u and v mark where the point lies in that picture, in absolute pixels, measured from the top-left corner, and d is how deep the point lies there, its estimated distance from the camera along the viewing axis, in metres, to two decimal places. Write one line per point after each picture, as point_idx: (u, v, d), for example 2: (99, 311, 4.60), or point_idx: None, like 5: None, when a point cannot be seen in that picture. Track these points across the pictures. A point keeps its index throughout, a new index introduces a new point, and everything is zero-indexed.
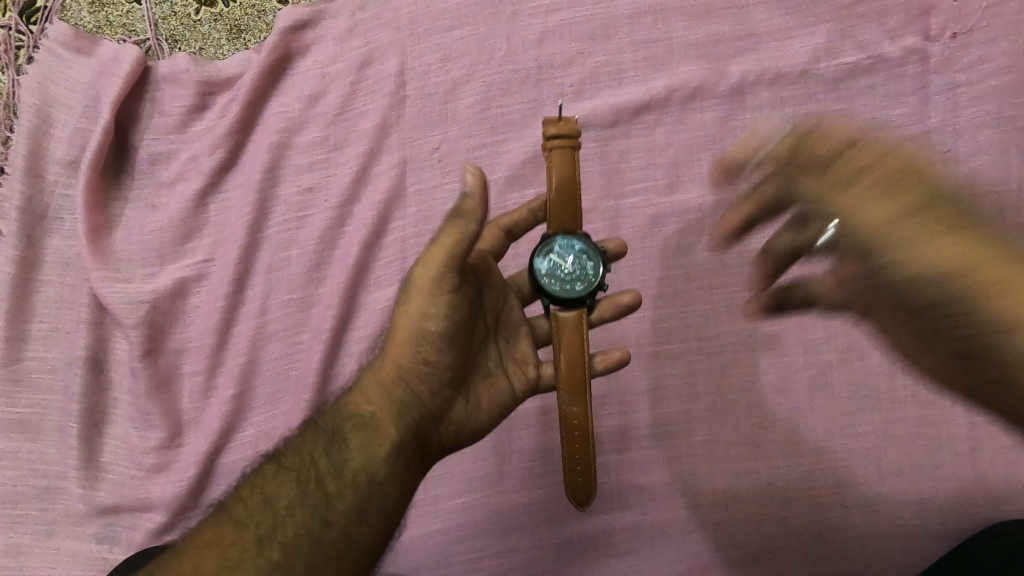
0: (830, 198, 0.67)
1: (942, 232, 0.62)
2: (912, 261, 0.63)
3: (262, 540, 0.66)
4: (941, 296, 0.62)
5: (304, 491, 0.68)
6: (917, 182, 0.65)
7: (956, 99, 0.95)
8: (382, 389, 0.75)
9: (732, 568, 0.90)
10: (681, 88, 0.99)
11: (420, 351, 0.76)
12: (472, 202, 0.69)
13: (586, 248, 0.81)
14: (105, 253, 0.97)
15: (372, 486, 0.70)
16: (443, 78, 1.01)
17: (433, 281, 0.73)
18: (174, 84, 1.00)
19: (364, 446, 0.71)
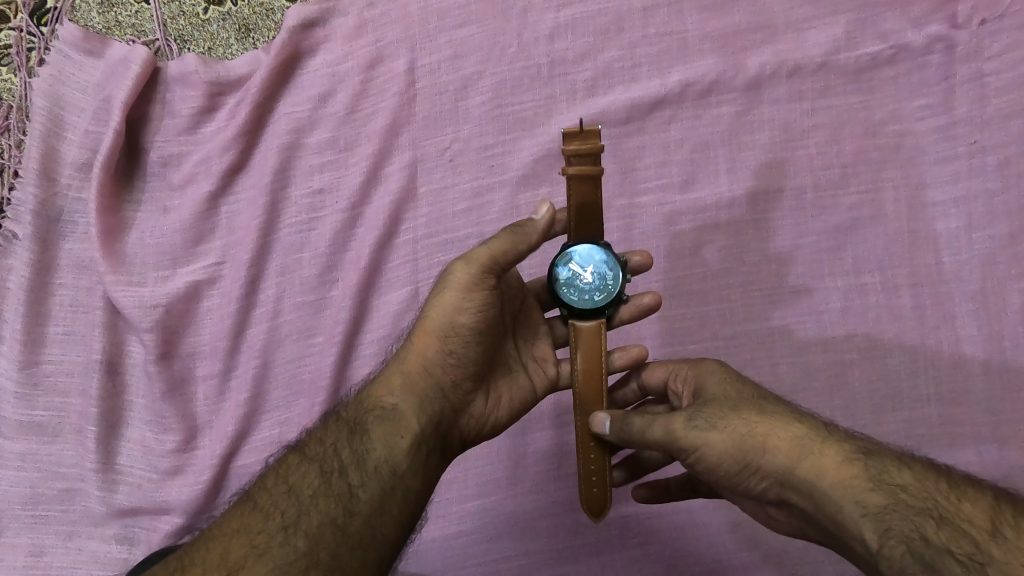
0: (679, 438, 0.70)
1: (772, 430, 0.68)
2: (762, 480, 0.68)
3: (287, 529, 0.67)
4: (785, 500, 0.68)
5: (329, 481, 0.70)
6: (739, 414, 0.71)
7: (983, 89, 0.92)
8: (405, 383, 0.75)
9: (750, 570, 0.89)
10: (697, 83, 0.97)
11: (445, 347, 0.76)
12: (538, 228, 0.76)
13: (606, 259, 0.79)
14: (118, 257, 0.97)
15: (393, 477, 0.70)
16: (453, 76, 0.99)
17: (470, 279, 0.74)
18: (184, 85, 0.99)
19: (387, 438, 0.72)
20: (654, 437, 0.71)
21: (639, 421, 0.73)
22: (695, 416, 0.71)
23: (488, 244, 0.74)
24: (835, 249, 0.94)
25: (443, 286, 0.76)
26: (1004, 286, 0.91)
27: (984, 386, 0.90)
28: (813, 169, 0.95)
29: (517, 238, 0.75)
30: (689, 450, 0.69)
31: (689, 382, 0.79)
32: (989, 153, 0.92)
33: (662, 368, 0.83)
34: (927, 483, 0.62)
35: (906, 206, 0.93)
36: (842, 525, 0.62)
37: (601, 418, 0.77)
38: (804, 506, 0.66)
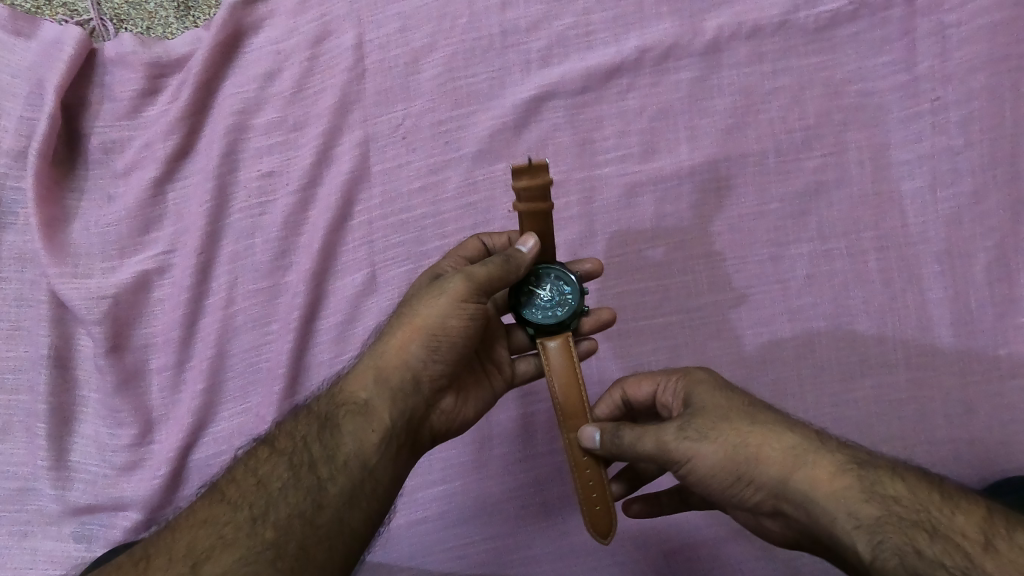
0: (670, 448, 0.67)
1: (766, 440, 0.65)
2: (756, 492, 0.65)
3: (256, 520, 0.64)
4: (779, 512, 0.65)
5: (298, 474, 0.67)
6: (730, 423, 0.67)
7: (945, 44, 0.90)
8: (380, 378, 0.72)
9: (721, 544, 0.88)
10: (654, 48, 0.94)
11: (426, 344, 0.72)
12: (527, 261, 0.74)
13: (565, 273, 0.78)
14: (61, 248, 0.94)
15: (364, 471, 0.68)
16: (403, 50, 0.96)
17: (466, 289, 0.71)
18: (122, 66, 0.95)
19: (359, 433, 0.69)
20: (645, 449, 0.68)
21: (632, 433, 0.69)
22: (688, 424, 0.67)
23: (488, 265, 0.72)
24: (800, 214, 0.91)
25: (437, 287, 0.73)
26: (970, 245, 0.89)
27: (952, 349, 0.88)
28: (775, 133, 0.92)
29: (511, 263, 0.73)
30: (680, 460, 0.66)
31: (678, 394, 0.74)
32: (952, 110, 0.90)
33: (649, 379, 0.77)
34: (922, 494, 0.60)
35: (871, 168, 0.91)
36: (836, 537, 0.60)
37: (590, 431, 0.73)
38: (799, 518, 0.63)
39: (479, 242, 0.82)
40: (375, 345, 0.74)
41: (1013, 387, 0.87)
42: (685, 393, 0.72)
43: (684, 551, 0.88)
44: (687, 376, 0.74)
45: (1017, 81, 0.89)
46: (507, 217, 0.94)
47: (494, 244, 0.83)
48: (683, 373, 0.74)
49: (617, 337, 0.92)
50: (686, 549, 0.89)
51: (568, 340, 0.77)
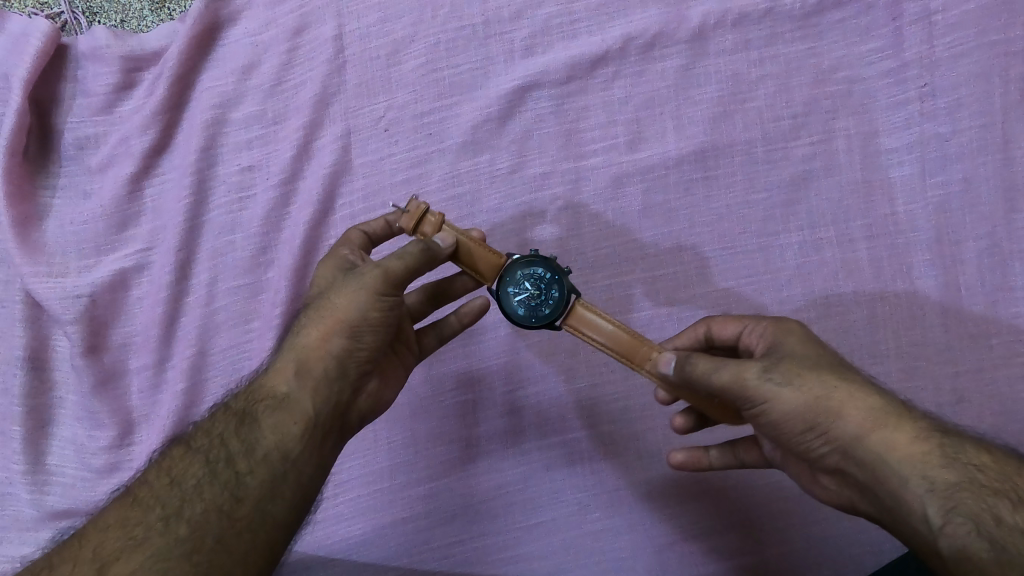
0: (750, 388, 0.65)
1: (852, 397, 0.64)
2: (825, 444, 0.65)
3: (168, 519, 0.64)
4: (841, 469, 0.66)
5: (214, 470, 0.67)
6: (819, 373, 0.65)
7: (932, 29, 0.89)
8: (299, 373, 0.71)
9: (714, 538, 0.87)
10: (639, 36, 0.92)
11: (347, 337, 0.70)
12: (445, 254, 0.72)
13: (526, 261, 0.75)
14: (35, 247, 0.92)
15: (285, 462, 0.68)
16: (384, 41, 0.94)
17: (384, 282, 0.69)
18: (95, 61, 0.93)
19: (277, 426, 0.69)
20: (720, 380, 0.66)
21: (705, 363, 0.67)
22: (771, 367, 0.66)
23: (406, 257, 0.69)
24: (789, 204, 0.90)
25: (355, 277, 0.71)
26: (961, 232, 0.88)
27: (944, 337, 0.87)
28: (763, 121, 0.91)
29: (432, 253, 0.71)
30: (756, 401, 0.65)
31: (766, 338, 0.72)
32: (940, 97, 0.89)
33: (738, 320, 0.76)
34: (1009, 471, 0.59)
35: (860, 156, 0.90)
36: (902, 501, 0.60)
37: (667, 356, 0.72)
38: (862, 478, 0.64)
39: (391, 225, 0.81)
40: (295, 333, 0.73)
41: (1006, 376, 0.86)
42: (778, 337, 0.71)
43: (677, 546, 0.87)
44: (784, 323, 0.72)
45: (1006, 66, 0.88)
46: (492, 210, 0.92)
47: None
48: (780, 321, 0.73)
49: None
50: (679, 543, 0.87)
51: (580, 309, 0.76)
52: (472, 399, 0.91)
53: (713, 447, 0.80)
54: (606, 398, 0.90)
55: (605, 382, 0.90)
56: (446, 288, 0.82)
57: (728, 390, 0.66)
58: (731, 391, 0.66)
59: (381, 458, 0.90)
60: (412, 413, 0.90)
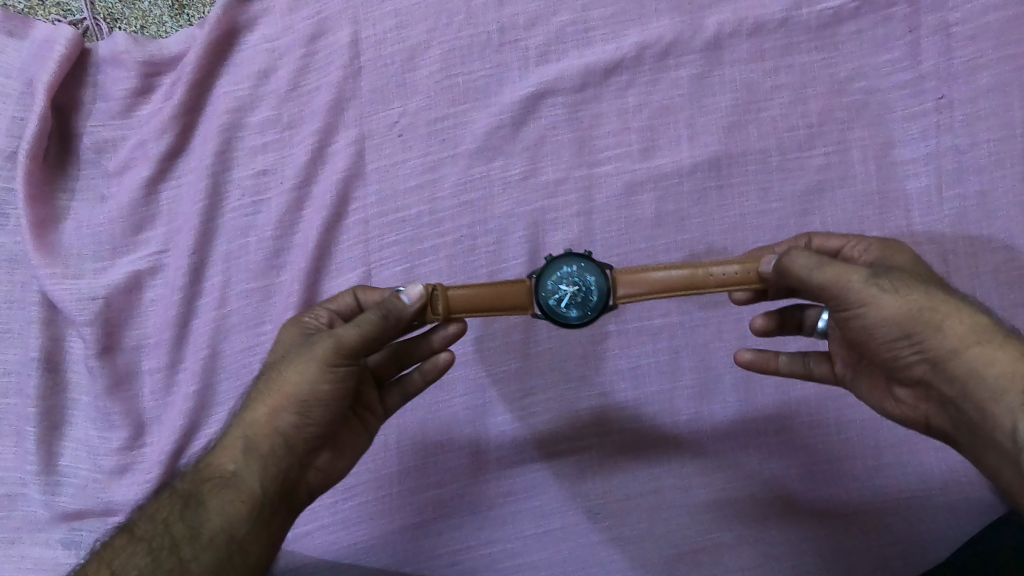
0: (852, 291, 0.63)
1: (957, 312, 0.62)
2: (916, 353, 0.64)
3: None
4: (926, 382, 0.66)
5: (158, 558, 0.68)
6: (925, 285, 0.64)
7: (949, 41, 0.89)
8: (247, 450, 0.70)
9: (724, 550, 0.86)
10: (654, 45, 0.92)
11: (297, 411, 0.69)
12: (409, 312, 0.68)
13: (551, 265, 0.73)
14: (52, 249, 0.93)
15: (230, 544, 0.68)
16: (399, 47, 0.95)
17: (335, 354, 0.68)
18: (116, 66, 0.95)
19: (223, 506, 0.68)
20: (822, 281, 0.64)
21: (809, 262, 0.64)
22: (878, 275, 0.64)
23: (359, 326, 0.67)
24: (804, 213, 0.89)
25: (305, 349, 0.69)
26: (978, 245, 0.87)
27: None
28: (777, 131, 0.91)
29: (387, 317, 0.67)
30: (855, 305, 0.63)
31: (873, 253, 0.74)
32: (957, 109, 0.88)
33: (840, 236, 0.77)
34: None
35: (875, 166, 0.89)
36: (990, 415, 0.60)
37: (768, 257, 0.69)
38: (948, 392, 0.64)
39: (353, 296, 0.78)
40: (246, 404, 0.72)
41: None
42: (886, 253, 0.73)
43: (687, 557, 0.86)
44: (891, 246, 0.74)
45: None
46: (505, 216, 0.92)
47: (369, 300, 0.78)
48: (886, 243, 0.75)
49: (616, 338, 0.90)
50: (689, 554, 0.86)
51: (623, 279, 0.72)
52: (482, 405, 0.90)
53: (784, 354, 0.79)
54: (617, 406, 0.89)
55: (616, 390, 0.90)
56: (409, 354, 0.80)
57: (830, 291, 0.64)
58: (834, 292, 0.64)
59: (390, 464, 0.90)
60: (421, 419, 0.90)
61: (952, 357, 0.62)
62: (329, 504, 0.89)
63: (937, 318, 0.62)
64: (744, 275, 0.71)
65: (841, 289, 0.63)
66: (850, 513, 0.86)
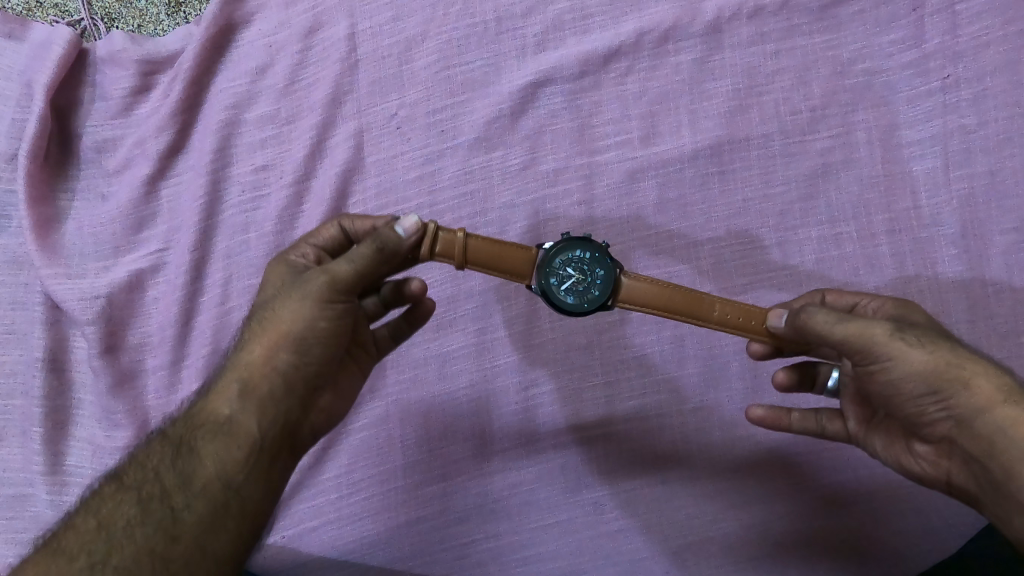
0: (877, 344, 0.62)
1: (982, 368, 0.61)
2: (941, 409, 0.62)
3: (96, 566, 0.64)
4: (950, 438, 0.64)
5: (147, 508, 0.66)
6: (949, 343, 0.63)
7: (955, 19, 0.87)
8: (242, 393, 0.68)
9: (733, 540, 0.85)
10: (653, 30, 0.91)
11: (297, 351, 0.69)
12: (402, 243, 0.66)
13: (565, 246, 0.71)
14: (54, 249, 0.93)
15: (226, 492, 0.66)
16: (396, 39, 0.94)
17: (331, 291, 0.68)
18: (113, 65, 0.95)
19: (218, 452, 0.67)
20: (840, 333, 0.63)
21: (824, 315, 0.64)
22: (902, 329, 0.62)
23: (353, 261, 0.67)
24: (808, 197, 0.88)
25: (300, 287, 0.69)
26: (986, 226, 0.85)
27: (969, 333, 0.84)
28: (780, 114, 0.89)
29: (382, 254, 0.67)
30: (879, 358, 0.62)
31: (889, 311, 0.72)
32: (963, 87, 0.87)
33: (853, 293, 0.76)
34: None
35: (880, 148, 0.88)
36: (1016, 475, 0.58)
37: (779, 311, 0.70)
38: (973, 451, 0.62)
39: (339, 228, 0.75)
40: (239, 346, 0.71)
41: None
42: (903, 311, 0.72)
43: (695, 548, 0.85)
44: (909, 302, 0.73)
45: None
46: (505, 206, 0.91)
47: (355, 230, 0.75)
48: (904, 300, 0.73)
49: (621, 327, 0.89)
50: (697, 544, 0.85)
51: (627, 282, 0.72)
52: (486, 397, 0.89)
53: (795, 411, 0.77)
54: (622, 396, 0.88)
55: (620, 380, 0.89)
56: (399, 292, 0.77)
57: (849, 341, 0.63)
58: (852, 343, 0.63)
59: (395, 458, 0.89)
60: (425, 412, 0.90)
61: (975, 415, 0.61)
62: (334, 500, 0.88)
63: (965, 376, 0.61)
64: (749, 320, 0.72)
65: (865, 340, 0.62)
66: (862, 501, 0.84)
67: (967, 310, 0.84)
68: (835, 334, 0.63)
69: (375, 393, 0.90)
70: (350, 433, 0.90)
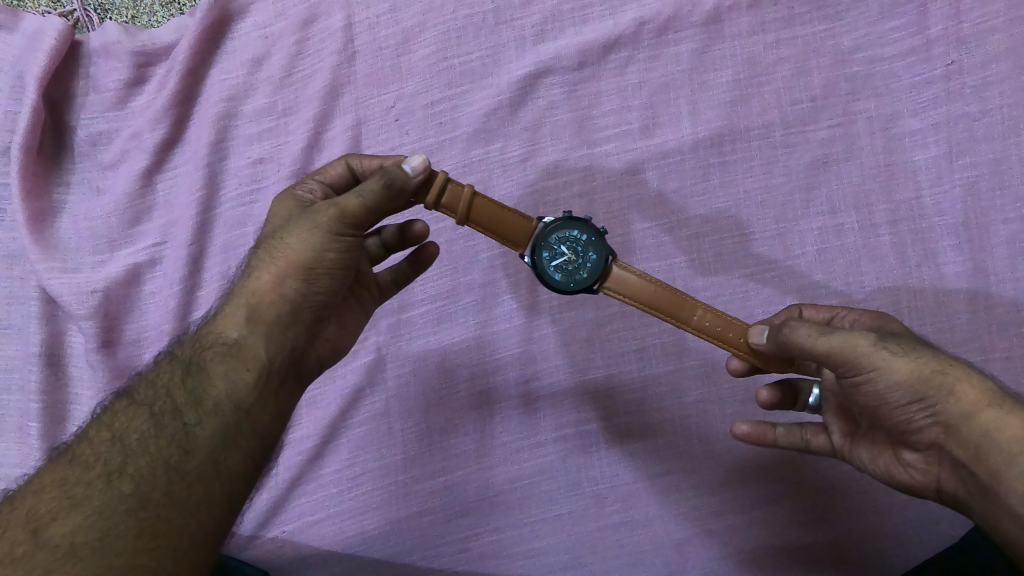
0: (860, 354, 0.61)
1: (966, 374, 0.60)
2: (927, 417, 0.61)
3: (110, 477, 0.61)
4: (938, 445, 0.63)
5: (159, 423, 0.64)
6: (931, 349, 0.62)
7: (957, 7, 0.87)
8: (252, 316, 0.67)
9: (735, 531, 0.85)
10: (653, 20, 0.90)
11: (304, 281, 0.67)
12: (410, 180, 0.67)
13: (562, 225, 0.70)
14: (50, 243, 0.92)
15: (238, 412, 0.65)
16: (394, 30, 0.93)
17: (339, 222, 0.66)
18: (107, 56, 0.94)
19: (228, 372, 0.66)
20: (822, 345, 0.62)
21: (804, 329, 0.63)
22: (885, 338, 0.62)
23: (362, 195, 0.66)
24: (809, 188, 0.88)
25: (308, 218, 0.67)
26: (988, 216, 0.85)
27: (970, 324, 0.84)
28: (781, 104, 0.89)
29: (390, 190, 0.66)
30: (864, 368, 0.61)
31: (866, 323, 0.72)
32: (965, 77, 0.86)
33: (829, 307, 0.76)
34: None
35: (882, 138, 0.87)
36: (1003, 479, 0.57)
37: (759, 328, 0.71)
38: (960, 457, 0.61)
39: (346, 166, 0.75)
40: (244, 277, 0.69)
41: None
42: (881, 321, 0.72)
43: (697, 539, 0.86)
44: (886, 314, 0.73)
45: None
46: (505, 198, 0.91)
47: (363, 169, 0.75)
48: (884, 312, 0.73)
49: (621, 319, 0.89)
50: (699, 536, 0.86)
51: (614, 273, 0.72)
52: (486, 391, 0.89)
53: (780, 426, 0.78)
54: (623, 389, 0.88)
55: (621, 373, 0.88)
56: (404, 234, 0.78)
57: (833, 351, 0.62)
58: (835, 353, 0.62)
59: (395, 452, 0.89)
60: (425, 406, 0.89)
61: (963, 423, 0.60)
62: (335, 494, 0.88)
63: (949, 383, 0.60)
64: (729, 334, 0.72)
65: (849, 349, 0.61)
66: (864, 493, 0.84)
67: (967, 300, 0.84)
68: (818, 346, 0.62)
69: (374, 386, 0.89)
70: (350, 427, 0.89)
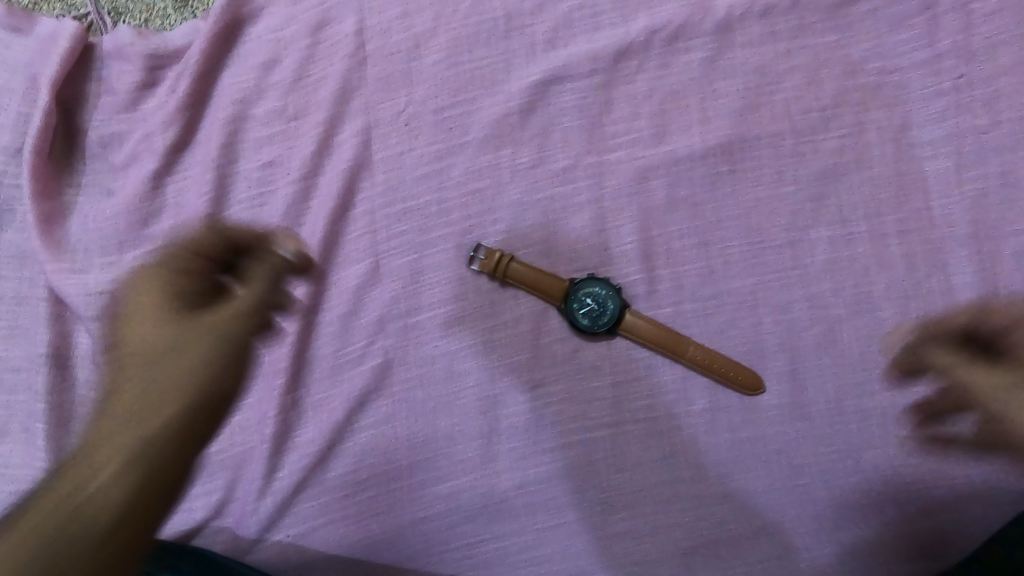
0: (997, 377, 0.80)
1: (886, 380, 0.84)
2: None
3: (80, 508, 0.75)
4: None
5: (106, 465, 0.77)
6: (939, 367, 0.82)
7: (968, 20, 0.87)
8: (171, 380, 0.80)
9: (741, 541, 0.85)
10: (664, 29, 0.91)
11: (223, 335, 0.82)
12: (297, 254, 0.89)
13: (586, 281, 0.87)
14: (60, 244, 0.92)
15: (178, 452, 0.81)
16: (405, 35, 0.93)
17: (268, 280, 0.86)
18: (119, 59, 0.94)
19: (153, 422, 0.79)
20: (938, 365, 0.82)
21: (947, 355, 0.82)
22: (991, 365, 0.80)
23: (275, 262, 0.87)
24: (819, 197, 0.88)
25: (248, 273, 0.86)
26: (998, 227, 0.85)
27: (979, 336, 0.83)
28: (791, 114, 0.89)
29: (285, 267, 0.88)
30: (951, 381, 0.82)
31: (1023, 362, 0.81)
32: (976, 89, 0.86)
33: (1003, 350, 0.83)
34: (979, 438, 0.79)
35: (892, 148, 0.87)
36: None
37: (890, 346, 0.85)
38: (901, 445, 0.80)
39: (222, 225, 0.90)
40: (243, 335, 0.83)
41: None
42: None
43: (702, 548, 0.85)
44: None
45: None
46: (515, 204, 0.91)
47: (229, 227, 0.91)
48: None
49: None
50: (705, 545, 0.85)
51: (629, 318, 0.86)
52: (493, 397, 0.89)
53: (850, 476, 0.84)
54: (630, 397, 0.88)
55: (628, 381, 0.88)
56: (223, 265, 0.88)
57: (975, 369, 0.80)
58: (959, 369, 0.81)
59: (400, 457, 0.88)
60: (432, 411, 0.89)
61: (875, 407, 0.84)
62: (340, 498, 0.88)
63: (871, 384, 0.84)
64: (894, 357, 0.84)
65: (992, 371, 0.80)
66: (872, 505, 0.84)
67: (978, 311, 0.84)
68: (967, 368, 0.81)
69: (380, 391, 0.89)
70: (355, 432, 0.89)
